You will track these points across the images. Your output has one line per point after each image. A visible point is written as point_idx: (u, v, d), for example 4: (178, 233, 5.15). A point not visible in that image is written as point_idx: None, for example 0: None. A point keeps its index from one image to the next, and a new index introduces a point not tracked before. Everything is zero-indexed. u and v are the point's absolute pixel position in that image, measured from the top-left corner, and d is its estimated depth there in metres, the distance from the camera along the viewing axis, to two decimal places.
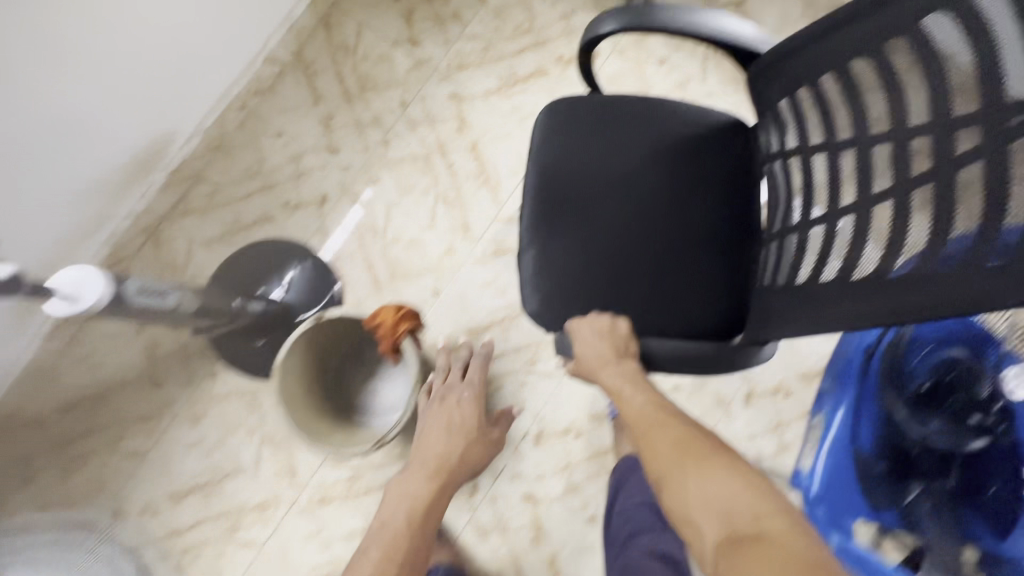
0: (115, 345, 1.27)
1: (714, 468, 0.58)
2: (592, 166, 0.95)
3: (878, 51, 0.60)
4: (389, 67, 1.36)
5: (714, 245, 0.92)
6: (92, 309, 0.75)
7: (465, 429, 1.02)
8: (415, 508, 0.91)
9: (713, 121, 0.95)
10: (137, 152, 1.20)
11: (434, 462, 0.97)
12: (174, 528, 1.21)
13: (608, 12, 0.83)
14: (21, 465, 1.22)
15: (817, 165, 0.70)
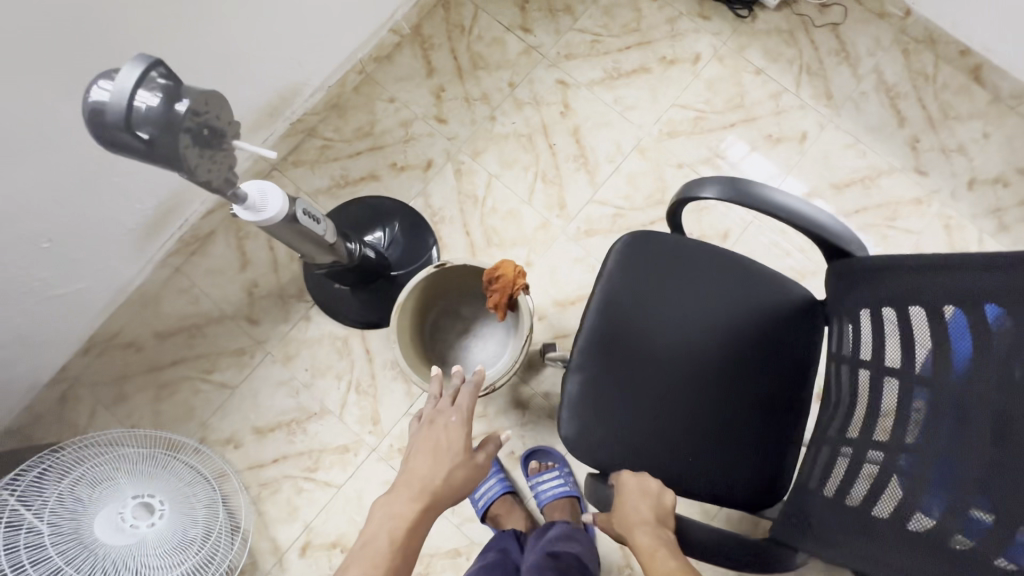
0: (216, 280, 1.33)
1: None
2: (654, 312, 0.91)
3: (969, 307, 0.58)
4: (500, 49, 1.44)
5: (764, 418, 0.87)
6: (272, 221, 0.80)
7: (453, 451, 0.80)
8: (395, 536, 0.70)
9: (787, 292, 0.91)
10: (273, 98, 1.26)
11: (417, 480, 0.75)
12: (257, 461, 1.25)
13: (711, 177, 0.82)
14: (120, 382, 1.28)
15: (886, 388, 0.67)
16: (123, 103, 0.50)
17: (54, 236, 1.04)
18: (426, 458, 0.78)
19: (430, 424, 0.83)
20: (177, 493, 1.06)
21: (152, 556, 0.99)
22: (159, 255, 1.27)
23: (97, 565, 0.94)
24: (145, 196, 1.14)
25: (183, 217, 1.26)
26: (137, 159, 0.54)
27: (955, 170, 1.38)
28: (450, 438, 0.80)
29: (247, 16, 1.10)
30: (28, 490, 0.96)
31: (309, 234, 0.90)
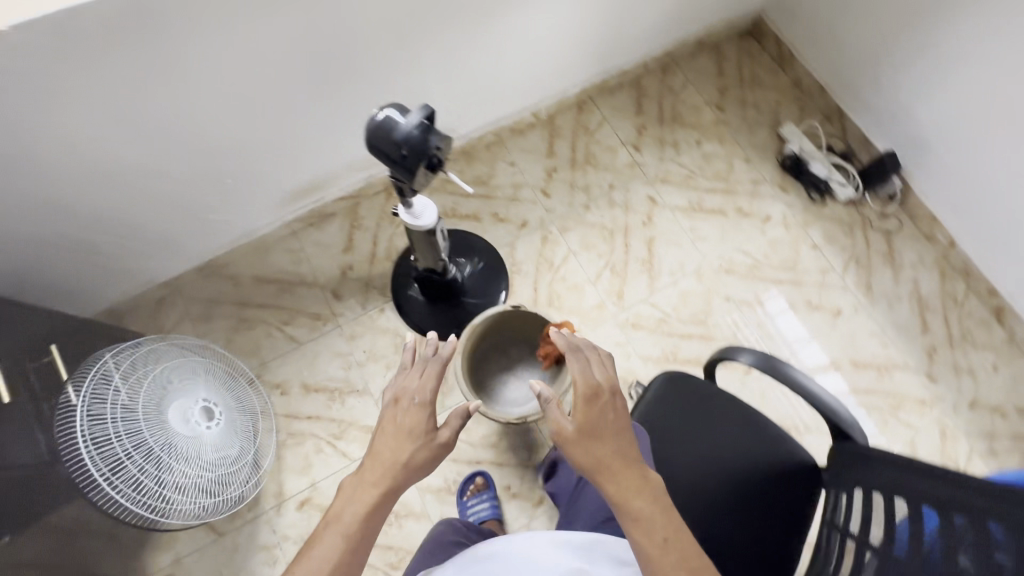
0: (319, 252, 1.54)
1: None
2: (681, 440, 1.07)
3: (945, 512, 0.71)
4: (611, 156, 1.72)
5: (752, 564, 1.00)
6: (421, 229, 1.03)
7: (415, 436, 0.93)
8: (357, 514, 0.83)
9: (797, 458, 1.06)
10: None
11: (382, 462, 0.90)
12: (295, 412, 1.41)
13: (751, 347, 1.05)
14: (209, 304, 1.47)
15: (867, 562, 0.80)
16: (400, 127, 0.75)
17: (235, 176, 1.29)
18: (394, 441, 0.92)
19: (397, 412, 0.96)
20: (235, 408, 1.24)
21: (206, 452, 1.14)
22: (288, 216, 1.51)
23: (165, 440, 1.08)
24: (307, 168, 1.39)
25: (321, 194, 1.50)
26: (383, 161, 0.79)
27: (960, 388, 1.55)
28: (413, 422, 0.94)
29: (448, 81, 1.37)
30: (127, 365, 1.11)
31: (434, 244, 1.13)
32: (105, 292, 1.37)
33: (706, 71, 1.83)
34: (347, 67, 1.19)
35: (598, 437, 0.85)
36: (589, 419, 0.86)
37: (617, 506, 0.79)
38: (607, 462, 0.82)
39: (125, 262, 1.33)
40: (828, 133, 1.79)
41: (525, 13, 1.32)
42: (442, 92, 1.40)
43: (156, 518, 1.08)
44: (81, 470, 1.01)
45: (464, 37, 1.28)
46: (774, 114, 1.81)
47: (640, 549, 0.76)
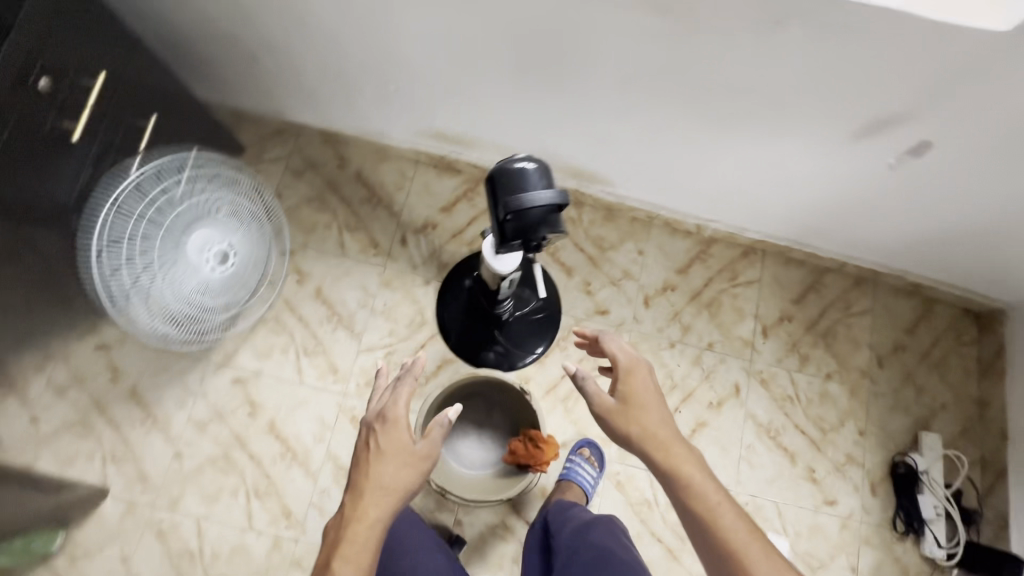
0: (421, 194, 1.50)
1: (725, 522, 0.85)
2: None
3: None
4: (734, 318, 1.51)
5: None
6: (492, 269, 0.93)
7: (398, 459, 0.94)
8: (362, 546, 0.84)
9: None
10: (587, 169, 1.39)
11: (364, 488, 0.91)
12: (293, 305, 1.39)
13: None
14: (308, 165, 1.48)
15: None
16: (521, 200, 0.67)
17: (398, 83, 1.23)
18: (374, 462, 0.94)
19: (374, 435, 0.97)
20: (248, 270, 1.21)
21: (191, 289, 1.13)
22: (419, 143, 1.46)
23: (169, 255, 1.09)
24: (463, 121, 1.32)
25: (459, 149, 1.44)
26: (490, 204, 0.72)
27: None
28: (395, 443, 0.95)
29: (641, 140, 1.22)
30: (197, 175, 1.14)
31: (494, 280, 1.03)
32: (238, 99, 1.40)
33: (897, 317, 1.54)
34: (557, 75, 1.09)
35: (640, 408, 0.99)
36: (630, 391, 1.02)
37: (662, 476, 0.92)
38: (649, 430, 0.97)
39: (269, 89, 1.35)
40: (969, 477, 1.45)
41: (756, 143, 1.14)
42: (629, 145, 1.25)
43: (120, 306, 1.08)
44: (89, 226, 1.02)
45: (680, 124, 1.14)
46: (928, 411, 1.49)
47: (692, 510, 0.88)
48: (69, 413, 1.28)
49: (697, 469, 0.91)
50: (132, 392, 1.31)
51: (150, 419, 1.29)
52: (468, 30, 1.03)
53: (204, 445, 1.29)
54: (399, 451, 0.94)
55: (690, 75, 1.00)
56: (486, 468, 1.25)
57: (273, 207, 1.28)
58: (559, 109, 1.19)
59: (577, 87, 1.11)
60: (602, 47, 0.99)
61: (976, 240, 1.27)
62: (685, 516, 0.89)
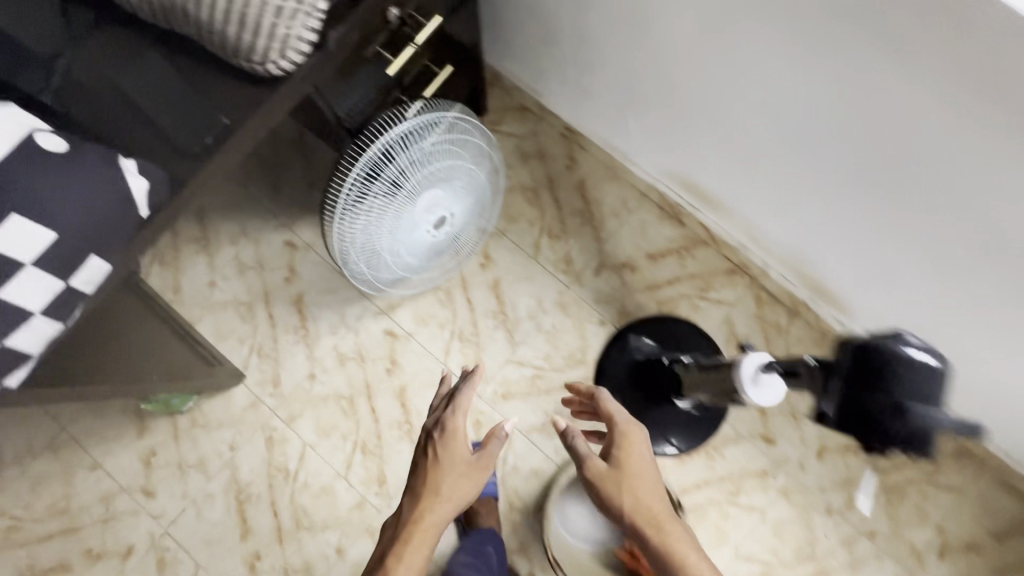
0: (634, 231, 1.38)
1: None
2: None
3: None
4: (913, 518, 1.27)
5: None
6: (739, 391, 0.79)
7: (454, 471, 0.84)
8: (411, 564, 0.77)
9: None
10: (830, 287, 1.21)
11: (419, 496, 0.82)
12: (466, 285, 1.34)
13: None
14: (537, 154, 1.41)
15: None
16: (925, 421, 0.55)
17: (689, 123, 1.09)
18: (428, 471, 0.84)
19: (427, 442, 0.87)
20: (445, 246, 1.18)
21: (400, 251, 1.09)
22: (660, 180, 1.32)
23: (402, 215, 1.04)
24: (736, 185, 1.16)
25: (702, 204, 1.28)
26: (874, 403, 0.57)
27: None
28: (451, 453, 0.84)
29: (933, 297, 1.02)
30: (453, 141, 1.07)
31: (722, 397, 0.88)
32: (507, 63, 1.33)
33: None
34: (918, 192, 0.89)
35: (636, 479, 0.81)
36: (626, 459, 0.82)
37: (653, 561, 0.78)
38: (644, 507, 0.80)
39: (545, 69, 1.26)
40: None
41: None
42: (910, 293, 1.05)
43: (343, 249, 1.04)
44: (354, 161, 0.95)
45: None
46: None
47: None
48: (239, 292, 1.32)
49: (689, 551, 0.77)
50: (297, 298, 1.32)
51: (302, 331, 1.31)
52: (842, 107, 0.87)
53: (337, 379, 1.29)
54: (455, 462, 0.83)
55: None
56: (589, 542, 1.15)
57: (492, 191, 1.22)
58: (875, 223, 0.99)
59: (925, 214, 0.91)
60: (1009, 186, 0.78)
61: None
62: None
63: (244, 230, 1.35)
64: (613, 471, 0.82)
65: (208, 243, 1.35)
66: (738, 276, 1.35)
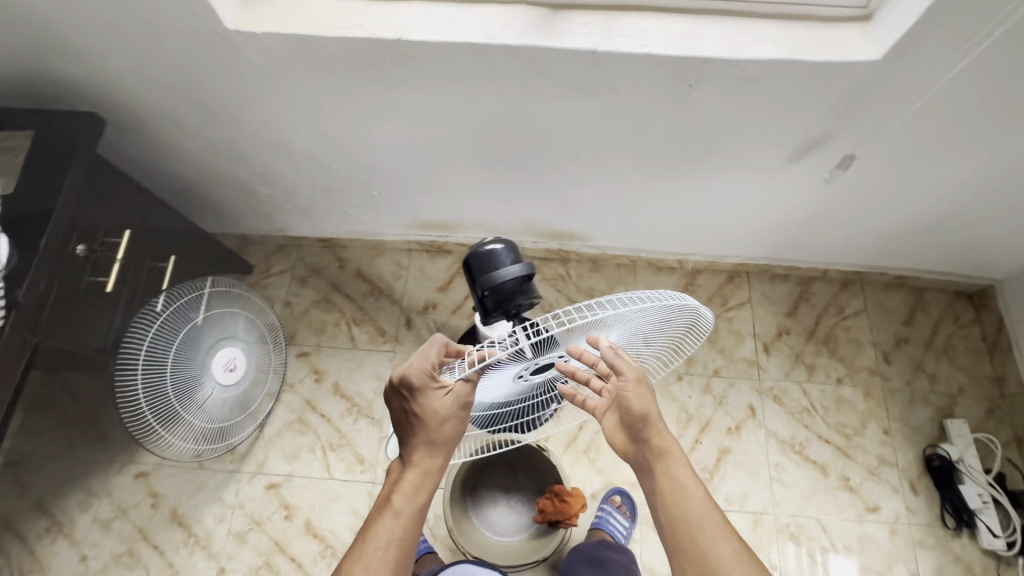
0: (418, 280, 1.61)
1: (700, 506, 0.78)
2: None
3: None
4: (734, 344, 1.56)
5: None
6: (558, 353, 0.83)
7: (457, 421, 0.84)
8: (415, 505, 0.83)
9: None
10: (563, 233, 1.49)
11: (425, 447, 0.85)
12: (315, 404, 1.48)
13: None
14: (310, 272, 1.62)
15: None
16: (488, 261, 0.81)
17: (378, 188, 1.35)
18: (415, 452, 0.85)
19: (433, 401, 0.82)
20: (244, 402, 1.31)
21: (201, 413, 1.24)
22: (409, 236, 1.59)
23: (187, 382, 1.19)
24: (444, 208, 1.42)
25: (446, 233, 1.54)
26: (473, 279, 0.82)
27: None
28: (463, 414, 0.85)
29: (606, 207, 1.32)
30: (212, 310, 1.24)
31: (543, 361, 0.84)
32: (244, 223, 1.56)
33: (891, 312, 1.59)
34: (528, 163, 1.19)
35: (651, 397, 0.80)
36: (640, 399, 0.79)
37: (662, 499, 0.80)
38: (661, 444, 0.81)
39: (270, 211, 1.50)
40: (1006, 457, 1.45)
41: (734, 183, 1.17)
42: (591, 212, 1.36)
43: (159, 446, 1.22)
44: (128, 369, 1.13)
45: (643, 187, 1.21)
46: (948, 398, 1.51)
47: (689, 539, 0.77)
48: (114, 547, 1.33)
49: (707, 509, 0.78)
50: (171, 514, 1.36)
51: (192, 539, 1.33)
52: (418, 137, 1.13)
53: (246, 557, 1.32)
54: (462, 420, 0.85)
55: (662, 139, 1.05)
56: (504, 527, 1.27)
57: (269, 341, 1.37)
58: (520, 187, 1.27)
59: (545, 168, 1.20)
60: (556, 140, 1.10)
61: (965, 227, 1.29)
62: (667, 531, 0.79)
63: (91, 491, 1.37)
64: (644, 413, 0.80)
65: (62, 525, 1.34)
66: None
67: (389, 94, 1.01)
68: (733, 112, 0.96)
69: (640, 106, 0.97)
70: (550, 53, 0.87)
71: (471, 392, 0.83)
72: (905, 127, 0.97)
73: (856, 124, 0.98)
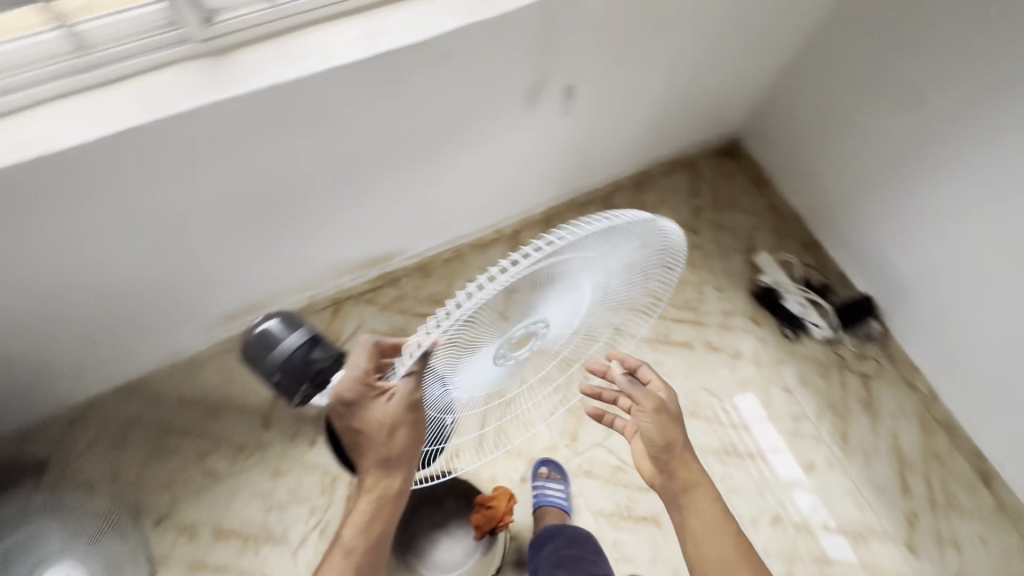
0: (253, 374, 1.43)
1: (720, 534, 0.87)
2: None
3: None
4: None
5: None
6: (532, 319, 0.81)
7: (406, 434, 0.82)
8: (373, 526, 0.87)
9: None
10: (376, 256, 1.42)
11: (380, 465, 0.85)
12: (201, 562, 1.27)
13: None
14: (123, 429, 1.36)
15: None
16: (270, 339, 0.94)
17: (143, 306, 1.16)
18: (373, 472, 0.86)
19: (375, 416, 0.79)
20: None
21: None
22: (219, 336, 1.41)
23: None
24: (236, 291, 1.26)
25: (257, 314, 1.40)
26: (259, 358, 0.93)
27: (944, 563, 1.41)
28: (412, 426, 0.81)
29: (398, 215, 1.28)
30: None
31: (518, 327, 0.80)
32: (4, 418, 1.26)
33: (680, 192, 1.80)
34: (292, 210, 1.10)
35: (675, 425, 0.91)
36: (663, 431, 0.89)
37: (693, 529, 0.88)
38: (683, 475, 0.90)
39: (29, 390, 1.22)
40: (806, 262, 1.74)
41: (493, 145, 1.20)
42: (388, 225, 1.30)
43: None
44: None
45: (415, 183, 1.20)
46: (748, 239, 1.77)
47: (706, 563, 0.85)
48: None
49: (730, 541, 0.86)
50: None
51: None
52: (147, 234, 0.99)
53: None
54: (414, 433, 0.82)
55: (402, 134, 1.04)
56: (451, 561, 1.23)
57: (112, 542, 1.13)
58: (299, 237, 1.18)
59: (312, 208, 1.12)
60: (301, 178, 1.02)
61: (689, 99, 1.48)
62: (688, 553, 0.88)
63: None
64: (668, 445, 0.89)
65: None
66: (341, 306, 1.48)
67: (73, 203, 0.86)
68: (449, 87, 0.98)
69: (361, 113, 0.94)
70: (228, 100, 0.81)
71: (416, 390, 0.77)
72: (596, 41, 1.06)
73: (560, 56, 1.05)
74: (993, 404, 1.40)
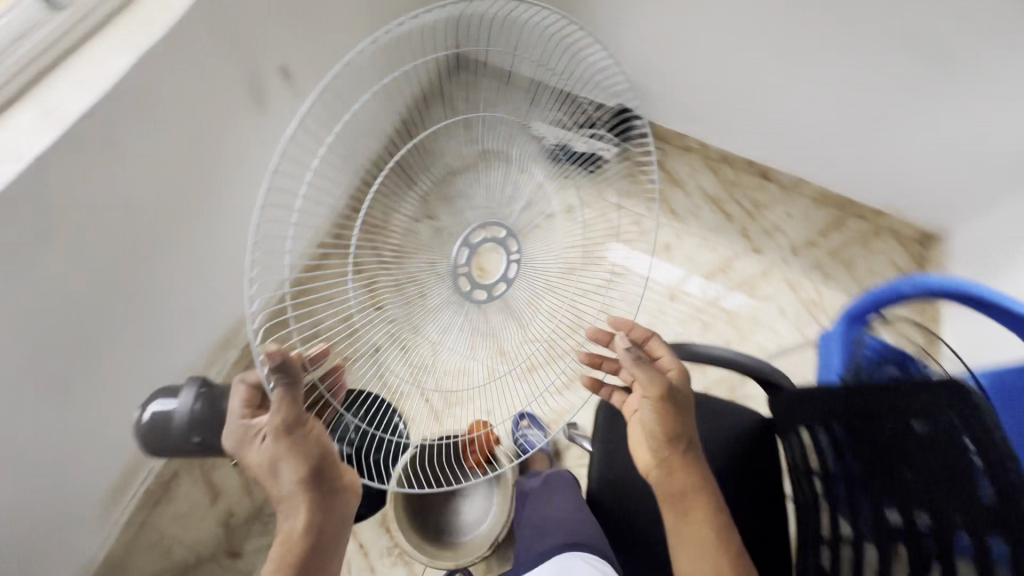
0: (187, 523, 1.35)
1: (703, 521, 0.86)
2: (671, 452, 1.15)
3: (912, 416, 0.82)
4: None
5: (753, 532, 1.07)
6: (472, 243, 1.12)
7: (280, 461, 0.81)
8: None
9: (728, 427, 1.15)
10: (224, 332, 1.35)
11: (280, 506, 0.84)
12: None
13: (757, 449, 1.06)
14: None
15: (868, 497, 0.87)
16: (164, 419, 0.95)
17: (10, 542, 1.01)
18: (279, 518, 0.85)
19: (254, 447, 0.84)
20: None
21: None
22: (123, 516, 1.26)
23: None
24: (101, 459, 1.14)
25: (146, 468, 1.28)
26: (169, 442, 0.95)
27: (775, 246, 1.83)
28: (286, 449, 0.81)
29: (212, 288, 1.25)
30: None
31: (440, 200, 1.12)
32: None
33: None
34: (91, 341, 1.01)
35: (683, 411, 0.92)
36: (664, 416, 0.91)
37: (679, 528, 0.87)
38: (683, 457, 0.91)
39: None
40: None
41: (254, 170, 1.22)
42: (211, 292, 1.25)
43: None
44: None
45: (209, 243, 1.18)
46: None
47: (692, 551, 0.85)
48: None
49: (715, 526, 0.85)
50: None
51: None
52: None
53: None
54: (287, 458, 0.81)
55: (162, 201, 1.03)
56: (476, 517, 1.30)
57: None
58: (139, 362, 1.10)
59: (126, 321, 1.07)
60: (96, 296, 0.96)
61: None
62: (672, 542, 0.88)
63: None
64: (677, 427, 0.91)
65: None
66: None
67: None
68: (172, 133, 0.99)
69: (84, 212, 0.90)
70: None
71: (280, 412, 0.79)
72: (285, 30, 1.12)
73: (252, 45, 1.06)
74: (739, 119, 1.77)
